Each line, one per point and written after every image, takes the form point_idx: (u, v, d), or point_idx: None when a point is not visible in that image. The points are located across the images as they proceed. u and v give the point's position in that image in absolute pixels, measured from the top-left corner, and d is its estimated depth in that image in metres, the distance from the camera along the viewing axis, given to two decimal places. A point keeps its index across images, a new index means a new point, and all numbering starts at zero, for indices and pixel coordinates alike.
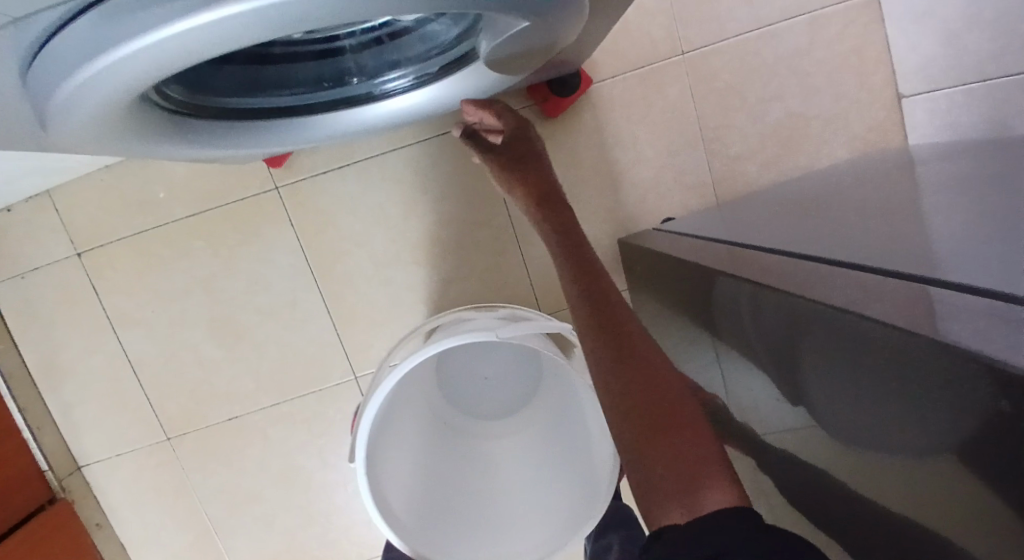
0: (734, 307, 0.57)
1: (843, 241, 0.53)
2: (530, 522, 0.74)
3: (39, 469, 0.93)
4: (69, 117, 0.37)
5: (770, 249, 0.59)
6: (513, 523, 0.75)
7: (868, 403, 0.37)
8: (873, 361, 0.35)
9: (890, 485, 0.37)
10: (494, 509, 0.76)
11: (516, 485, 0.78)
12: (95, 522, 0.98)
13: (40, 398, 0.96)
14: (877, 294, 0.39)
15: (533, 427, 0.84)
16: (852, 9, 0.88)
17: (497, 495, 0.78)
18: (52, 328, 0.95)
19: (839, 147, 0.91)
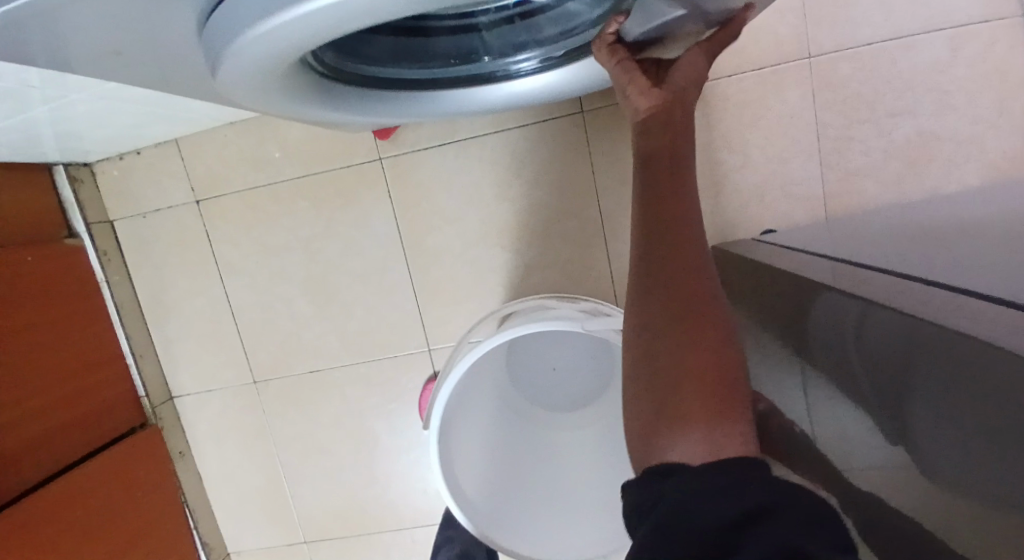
0: (835, 327, 0.54)
1: (983, 269, 0.49)
2: (594, 524, 0.74)
3: (135, 394, 1.01)
4: (237, 74, 0.39)
5: (889, 269, 0.56)
6: (576, 519, 0.76)
7: (964, 445, 0.35)
8: (985, 399, 0.33)
9: (962, 519, 0.36)
10: (557, 503, 0.77)
11: (581, 483, 0.78)
12: (179, 450, 1.05)
13: (145, 329, 1.04)
14: (996, 322, 0.37)
15: (601, 422, 0.83)
16: (1005, 26, 0.81)
17: (561, 491, 0.78)
18: (163, 266, 1.02)
19: (968, 173, 0.84)
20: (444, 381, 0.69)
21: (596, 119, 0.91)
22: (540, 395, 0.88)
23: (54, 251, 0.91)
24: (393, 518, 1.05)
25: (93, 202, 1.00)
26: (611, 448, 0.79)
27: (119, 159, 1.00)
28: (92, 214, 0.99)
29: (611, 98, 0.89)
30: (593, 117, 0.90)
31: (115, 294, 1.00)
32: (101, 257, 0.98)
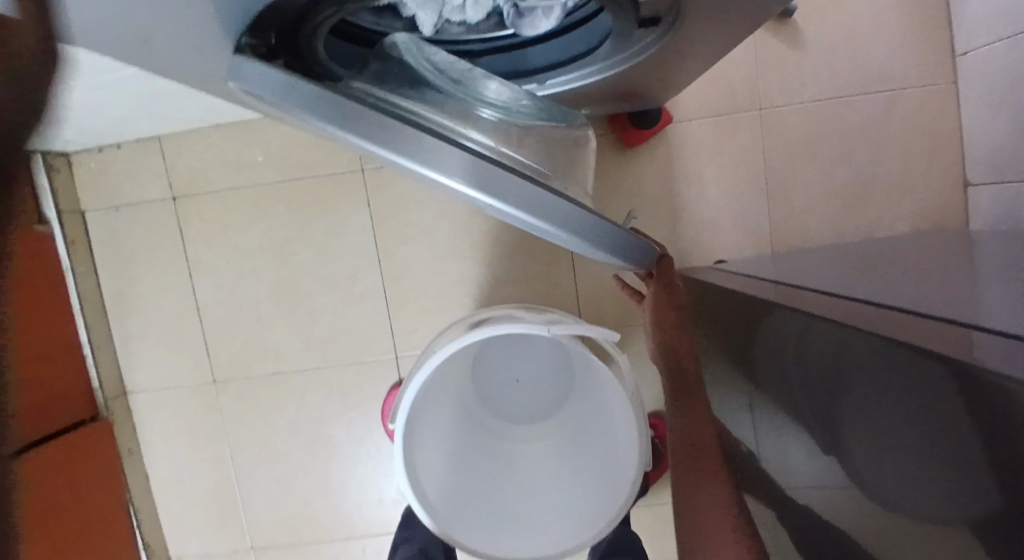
0: (777, 339, 0.57)
1: (904, 291, 0.55)
2: (550, 530, 0.77)
3: (89, 387, 0.99)
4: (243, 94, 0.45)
5: (825, 291, 0.61)
6: (536, 525, 0.78)
7: (906, 449, 0.37)
8: (918, 403, 0.36)
9: (897, 514, 0.39)
10: (514, 509, 0.79)
11: (539, 490, 0.81)
12: (127, 448, 1.03)
13: (106, 323, 1.03)
14: (920, 332, 0.40)
15: (561, 429, 0.85)
16: (931, 92, 0.91)
17: (519, 498, 0.80)
18: (131, 260, 1.01)
19: (899, 220, 0.93)
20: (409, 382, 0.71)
21: None
22: (503, 406, 0.90)
23: (22, 237, 0.91)
24: (345, 528, 1.04)
25: (66, 191, 0.99)
26: (570, 456, 0.82)
27: (97, 151, 1.00)
28: (63, 203, 0.98)
29: None
30: None
31: (78, 285, 0.99)
32: (68, 246, 0.98)
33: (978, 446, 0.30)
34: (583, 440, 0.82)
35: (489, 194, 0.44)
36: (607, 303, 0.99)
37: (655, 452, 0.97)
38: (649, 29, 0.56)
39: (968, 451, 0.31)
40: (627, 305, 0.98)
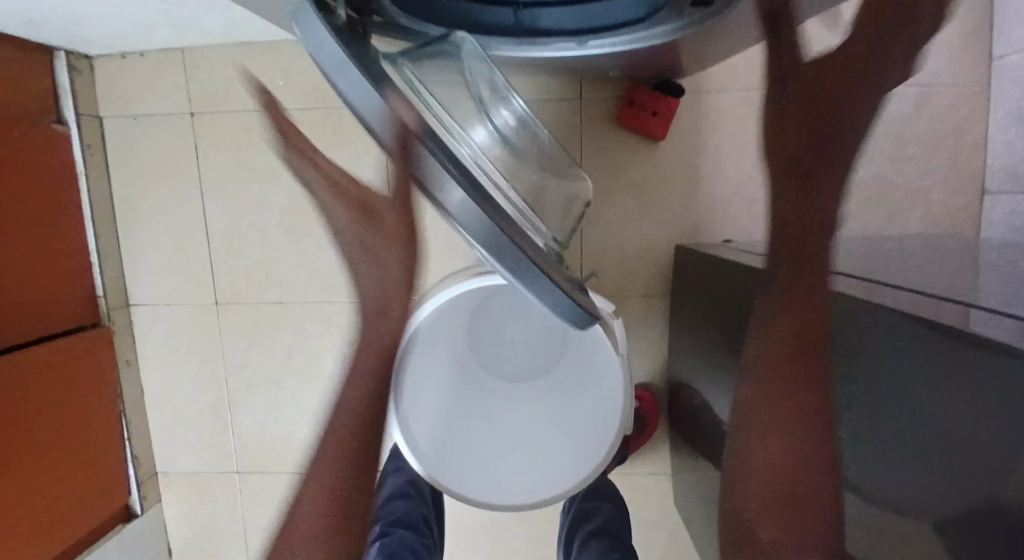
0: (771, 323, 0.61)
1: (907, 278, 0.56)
2: (527, 484, 0.79)
3: (92, 291, 1.00)
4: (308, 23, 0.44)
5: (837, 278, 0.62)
6: (514, 474, 0.80)
7: (907, 436, 0.37)
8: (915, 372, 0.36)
9: (901, 494, 0.37)
10: (493, 462, 0.81)
11: (519, 447, 0.82)
12: (125, 358, 1.05)
13: (113, 231, 1.03)
14: (915, 303, 0.42)
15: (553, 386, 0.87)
16: (964, 94, 0.90)
17: (499, 451, 0.82)
18: (144, 172, 1.02)
19: (911, 220, 0.93)
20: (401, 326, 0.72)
21: (591, 107, 0.96)
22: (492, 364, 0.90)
23: (39, 135, 0.90)
24: None
25: (86, 94, 0.99)
26: (554, 419, 0.83)
27: (120, 59, 0.99)
28: (82, 107, 0.98)
29: (608, 89, 0.95)
30: (588, 105, 0.96)
31: (89, 190, 0.99)
32: (84, 150, 0.98)
33: (988, 408, 0.29)
34: (567, 402, 0.84)
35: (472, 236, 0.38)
36: (609, 268, 0.99)
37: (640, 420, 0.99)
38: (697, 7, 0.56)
39: (974, 416, 0.30)
40: (629, 272, 0.99)
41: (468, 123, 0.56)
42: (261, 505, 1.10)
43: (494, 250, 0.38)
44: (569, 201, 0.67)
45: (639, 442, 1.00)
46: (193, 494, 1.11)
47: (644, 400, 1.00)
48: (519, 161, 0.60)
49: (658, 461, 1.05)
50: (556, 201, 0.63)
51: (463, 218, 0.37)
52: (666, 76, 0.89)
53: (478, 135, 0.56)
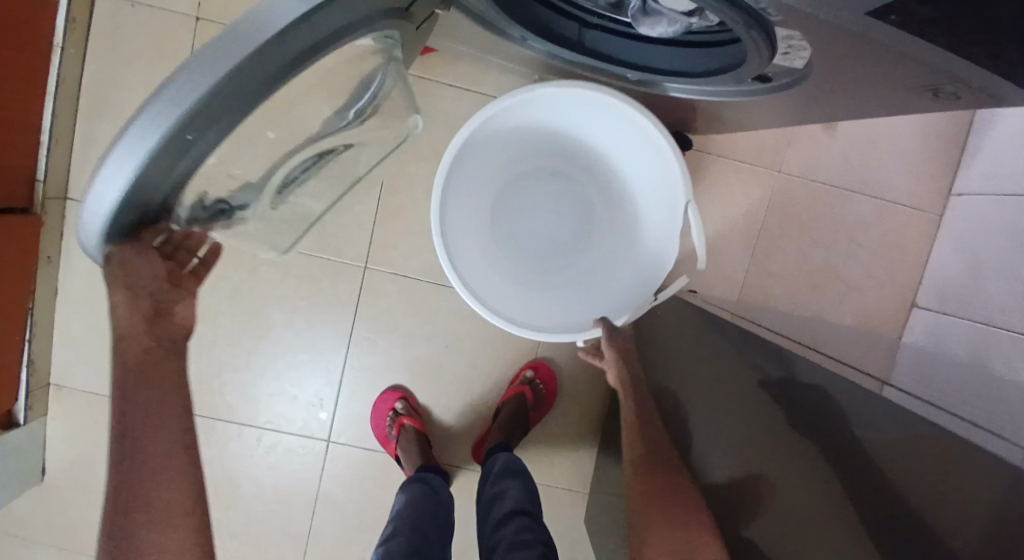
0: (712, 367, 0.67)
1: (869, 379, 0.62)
2: (539, 109, 0.84)
3: (33, 175, 0.91)
4: None
5: None
6: (514, 129, 0.86)
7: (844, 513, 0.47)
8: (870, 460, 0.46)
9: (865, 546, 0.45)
10: (493, 140, 0.85)
11: (482, 161, 0.87)
12: (47, 256, 0.96)
13: (73, 115, 0.94)
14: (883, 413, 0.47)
15: (575, 270, 0.93)
16: (917, 217, 1.01)
17: (496, 146, 0.86)
18: (129, 63, 0.94)
19: (847, 315, 1.03)
20: (599, 182, 0.93)
21: None
22: (538, 208, 0.94)
23: None
24: (249, 412, 1.04)
25: None
26: (473, 215, 0.89)
27: None
28: None
29: None
30: None
31: (60, 67, 0.89)
32: (68, 20, 0.88)
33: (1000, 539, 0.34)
34: (485, 250, 0.90)
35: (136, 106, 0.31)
36: None
37: (537, 391, 1.04)
38: (755, 85, 0.59)
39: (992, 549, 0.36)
40: None
41: (333, 98, 0.51)
42: None
43: (160, 98, 0.31)
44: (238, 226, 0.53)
45: (539, 418, 1.05)
46: (90, 416, 1.03)
47: (540, 371, 1.06)
48: (276, 160, 0.48)
49: (575, 482, 1.10)
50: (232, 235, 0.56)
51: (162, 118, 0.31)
52: (679, 128, 0.93)
53: (303, 164, 0.54)
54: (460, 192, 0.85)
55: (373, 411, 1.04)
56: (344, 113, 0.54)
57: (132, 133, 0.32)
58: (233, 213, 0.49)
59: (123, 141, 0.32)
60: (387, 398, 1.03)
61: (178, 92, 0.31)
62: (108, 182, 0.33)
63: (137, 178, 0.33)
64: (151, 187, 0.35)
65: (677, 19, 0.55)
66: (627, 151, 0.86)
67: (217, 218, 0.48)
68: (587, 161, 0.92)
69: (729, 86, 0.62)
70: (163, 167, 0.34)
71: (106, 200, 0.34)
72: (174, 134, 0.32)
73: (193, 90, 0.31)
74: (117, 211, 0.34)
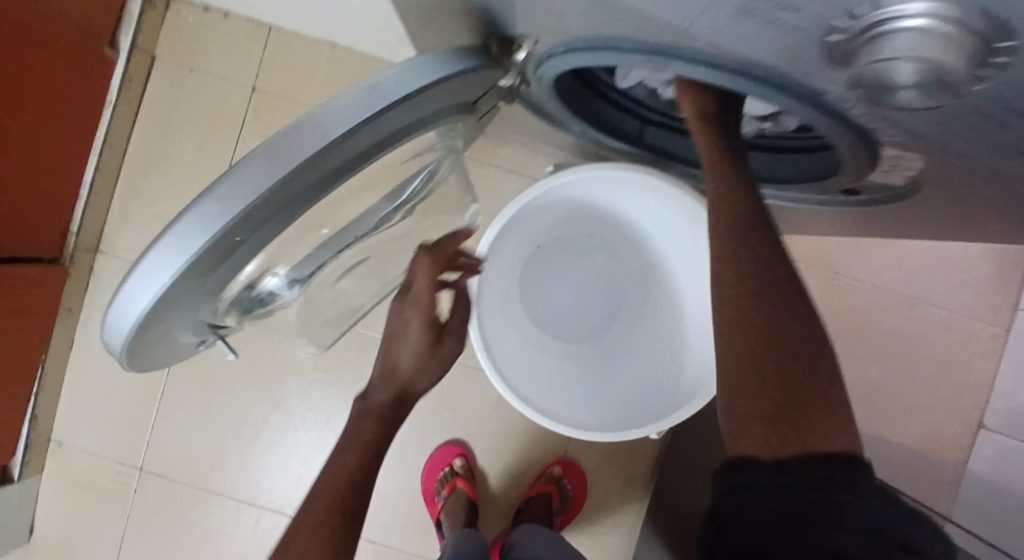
0: None
1: None
2: (583, 193, 0.80)
3: (66, 227, 0.89)
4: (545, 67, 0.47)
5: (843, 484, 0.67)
6: (555, 211, 0.82)
7: None
8: None
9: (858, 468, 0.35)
10: (533, 221, 0.81)
11: (521, 242, 0.82)
12: (68, 309, 0.93)
13: (116, 170, 0.94)
14: None
15: (598, 354, 0.85)
16: (983, 333, 0.95)
17: (535, 227, 0.82)
18: (178, 124, 0.94)
19: (906, 434, 0.95)
20: (640, 270, 0.87)
21: None
22: (572, 293, 0.88)
23: (89, 51, 0.82)
24: (252, 489, 0.97)
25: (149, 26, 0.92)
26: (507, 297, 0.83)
27: (201, 7, 0.94)
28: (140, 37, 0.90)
29: None
30: None
31: (111, 124, 0.90)
32: (124, 81, 0.89)
33: None
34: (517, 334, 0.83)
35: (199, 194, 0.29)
36: None
37: (563, 491, 0.96)
38: (834, 196, 0.55)
39: None
40: None
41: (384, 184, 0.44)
42: (156, 514, 0.97)
43: (206, 200, 0.28)
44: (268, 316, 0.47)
45: (565, 522, 0.97)
46: (85, 480, 0.97)
47: (569, 470, 0.99)
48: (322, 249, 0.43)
49: None
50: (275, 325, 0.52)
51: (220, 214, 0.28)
52: None
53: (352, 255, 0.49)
54: (496, 274, 0.80)
55: (427, 461, 0.99)
56: (392, 204, 0.45)
57: (187, 228, 0.29)
58: (261, 303, 0.42)
59: (175, 235, 0.29)
60: (449, 448, 0.99)
61: (221, 201, 0.28)
62: (153, 278, 0.30)
63: (179, 279, 0.30)
64: (195, 281, 0.31)
65: (749, 121, 0.53)
66: (671, 239, 0.80)
67: (239, 305, 0.41)
68: (628, 248, 0.86)
69: (802, 195, 0.58)
70: (184, 284, 0.31)
71: (151, 301, 0.30)
72: (227, 234, 0.29)
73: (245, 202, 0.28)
74: (152, 309, 0.30)
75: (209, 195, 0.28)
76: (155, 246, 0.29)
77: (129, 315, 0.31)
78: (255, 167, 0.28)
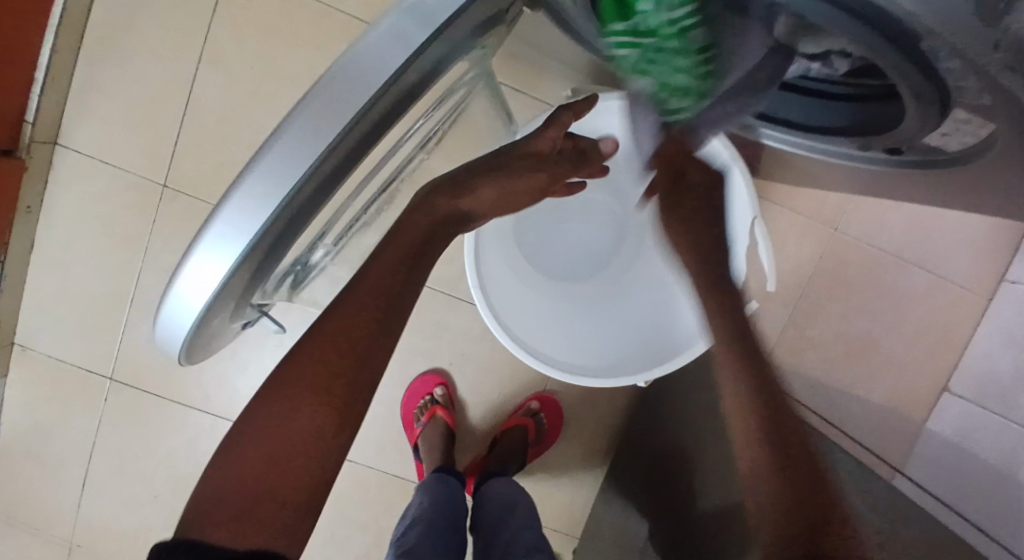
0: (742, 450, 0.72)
1: None
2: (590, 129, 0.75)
3: (20, 114, 0.80)
4: None
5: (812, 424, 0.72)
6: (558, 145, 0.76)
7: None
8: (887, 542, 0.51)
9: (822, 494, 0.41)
10: None
11: None
12: (26, 206, 0.85)
13: (76, 53, 0.84)
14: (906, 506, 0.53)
15: (584, 295, 0.84)
16: (965, 298, 0.96)
17: None
18: (147, 5, 0.84)
19: (877, 389, 0.98)
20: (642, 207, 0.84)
21: None
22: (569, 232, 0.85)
23: None
24: (229, 404, 0.95)
25: None
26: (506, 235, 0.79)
27: None
28: None
29: None
30: None
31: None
32: None
33: None
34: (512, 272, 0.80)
35: (252, 159, 0.31)
36: None
37: (539, 425, 0.98)
38: (871, 153, 0.51)
39: None
40: None
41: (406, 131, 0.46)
42: (127, 424, 0.95)
43: (261, 165, 0.30)
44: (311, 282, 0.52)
45: (540, 451, 0.99)
46: (50, 385, 0.93)
47: (547, 406, 1.00)
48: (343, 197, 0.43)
49: (566, 522, 1.04)
50: (298, 297, 0.54)
51: (282, 182, 0.30)
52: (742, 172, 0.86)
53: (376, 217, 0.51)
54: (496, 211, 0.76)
55: (404, 394, 0.99)
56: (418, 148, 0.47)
57: (249, 198, 0.31)
58: (301, 271, 0.45)
59: (237, 211, 0.31)
60: (432, 377, 0.98)
61: (273, 166, 0.30)
62: (221, 245, 0.32)
63: (247, 252, 0.32)
64: (256, 256, 0.34)
65: (795, 61, 0.47)
66: None
67: (287, 281, 0.46)
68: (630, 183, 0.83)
69: (837, 148, 0.54)
70: (249, 264, 0.34)
71: (216, 270, 0.32)
72: (293, 193, 0.31)
73: (299, 158, 0.30)
74: (225, 283, 0.33)
75: (262, 161, 0.30)
76: (217, 224, 0.31)
77: (198, 289, 0.33)
78: (307, 121, 0.30)
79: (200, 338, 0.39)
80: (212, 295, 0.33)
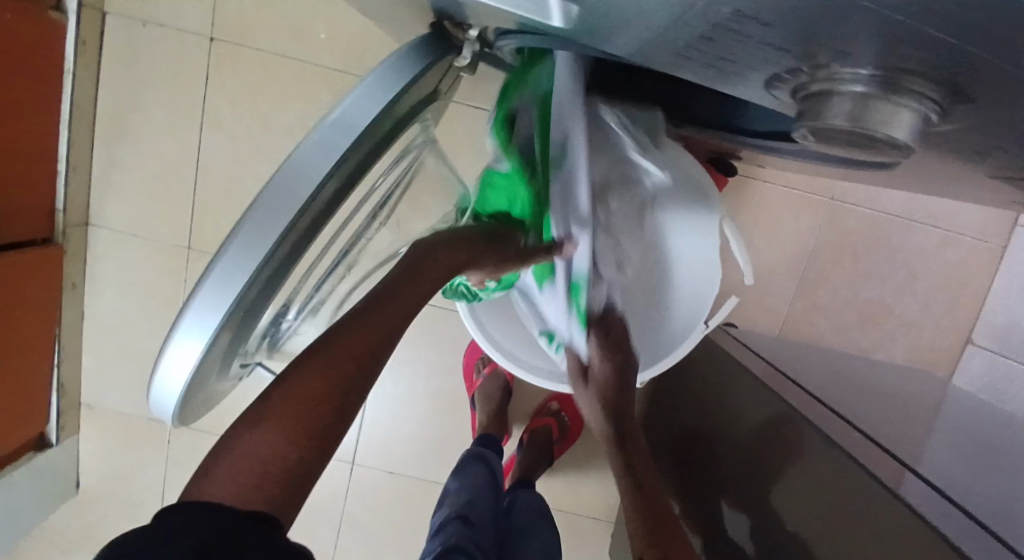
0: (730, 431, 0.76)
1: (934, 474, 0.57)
2: None
3: (52, 204, 0.89)
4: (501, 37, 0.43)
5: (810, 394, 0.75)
6: None
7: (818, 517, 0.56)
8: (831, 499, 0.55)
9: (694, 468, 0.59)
10: None
11: None
12: (72, 283, 0.95)
13: (90, 140, 0.91)
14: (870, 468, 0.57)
15: None
16: (979, 249, 0.94)
17: None
18: (143, 85, 0.90)
19: (898, 349, 0.97)
20: None
21: None
22: None
23: (33, 18, 0.77)
24: None
25: None
26: None
27: None
28: None
29: None
30: None
31: (74, 94, 0.86)
32: (79, 46, 0.85)
33: None
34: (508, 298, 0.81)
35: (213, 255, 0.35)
36: None
37: (562, 423, 1.03)
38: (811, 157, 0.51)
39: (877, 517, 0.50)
40: None
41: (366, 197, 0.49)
42: (191, 461, 1.05)
43: (223, 260, 0.35)
44: (291, 342, 0.53)
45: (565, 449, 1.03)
46: (120, 435, 1.04)
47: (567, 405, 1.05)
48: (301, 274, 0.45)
49: (602, 509, 1.09)
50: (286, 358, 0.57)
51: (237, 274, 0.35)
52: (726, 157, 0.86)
53: (351, 273, 0.54)
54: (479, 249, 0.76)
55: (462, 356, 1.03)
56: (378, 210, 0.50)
57: (213, 292, 0.35)
58: (277, 338, 0.49)
59: (204, 305, 0.35)
60: (467, 380, 1.02)
61: (235, 259, 0.35)
62: (192, 333, 0.35)
63: (214, 334, 0.35)
64: (226, 339, 0.37)
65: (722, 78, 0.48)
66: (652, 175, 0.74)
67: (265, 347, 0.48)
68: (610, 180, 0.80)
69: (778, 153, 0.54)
70: (224, 337, 0.37)
71: (189, 355, 0.36)
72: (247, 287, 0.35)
73: (252, 252, 0.35)
74: (198, 368, 0.36)
75: (220, 259, 0.35)
76: (191, 311, 0.35)
77: (175, 373, 0.36)
78: (255, 226, 0.35)
79: (193, 410, 0.42)
80: (188, 378, 0.37)
